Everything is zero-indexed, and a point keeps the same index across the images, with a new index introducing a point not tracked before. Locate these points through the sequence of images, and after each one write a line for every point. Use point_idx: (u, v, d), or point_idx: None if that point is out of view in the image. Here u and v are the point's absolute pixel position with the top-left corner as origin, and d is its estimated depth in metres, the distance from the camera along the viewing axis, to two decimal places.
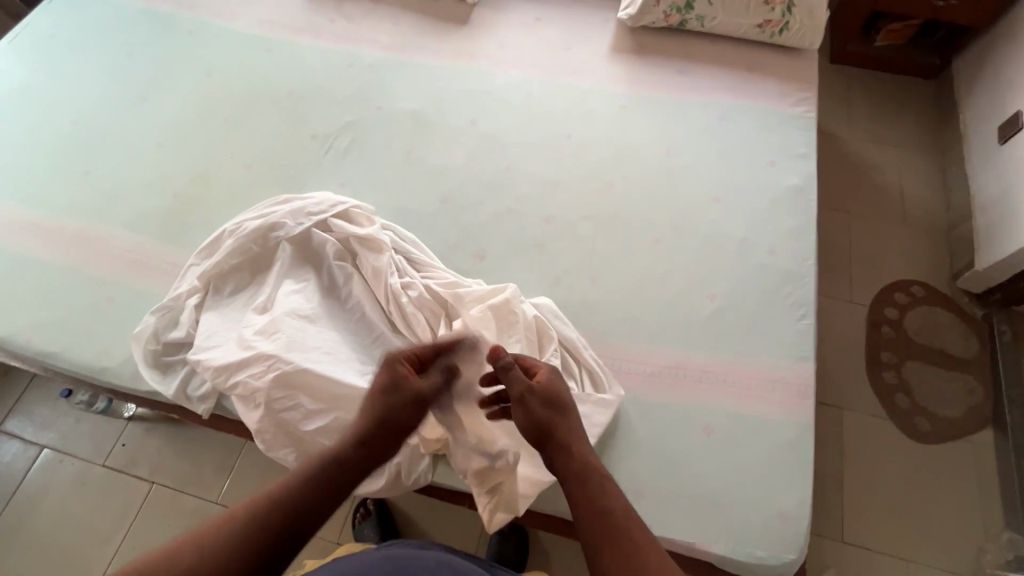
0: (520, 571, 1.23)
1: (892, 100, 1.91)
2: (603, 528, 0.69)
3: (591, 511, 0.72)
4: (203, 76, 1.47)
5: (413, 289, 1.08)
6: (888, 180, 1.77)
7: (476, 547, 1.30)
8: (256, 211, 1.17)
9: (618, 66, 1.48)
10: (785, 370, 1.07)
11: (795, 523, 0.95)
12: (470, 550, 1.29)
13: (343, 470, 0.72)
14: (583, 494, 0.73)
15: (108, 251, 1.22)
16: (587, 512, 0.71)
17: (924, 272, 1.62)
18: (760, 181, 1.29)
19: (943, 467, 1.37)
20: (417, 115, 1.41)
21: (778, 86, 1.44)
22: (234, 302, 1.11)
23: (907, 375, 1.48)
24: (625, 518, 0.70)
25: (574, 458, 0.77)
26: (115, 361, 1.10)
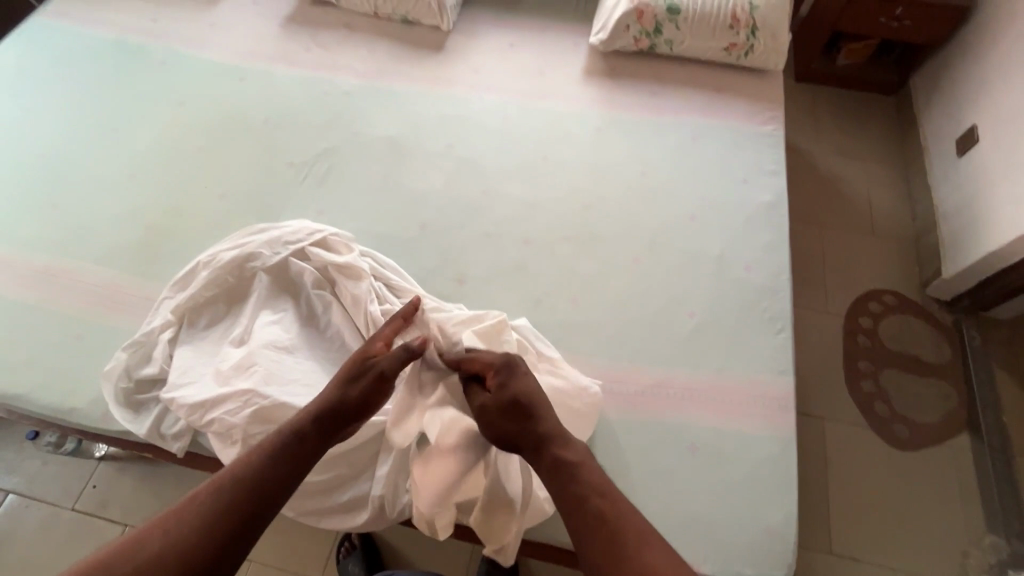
0: None
1: (856, 115, 1.98)
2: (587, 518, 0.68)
3: (573, 502, 0.70)
4: (177, 107, 1.46)
5: None
6: (856, 192, 1.83)
7: None
8: (231, 241, 1.16)
9: (591, 89, 1.52)
10: (766, 384, 1.09)
11: (783, 538, 0.95)
12: None
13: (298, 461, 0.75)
14: (560, 491, 0.72)
15: (77, 286, 1.19)
16: (573, 519, 0.69)
17: (895, 280, 1.66)
18: (733, 198, 1.33)
19: (924, 473, 1.39)
20: (394, 141, 1.41)
21: (746, 106, 1.48)
22: (209, 335, 1.08)
23: (884, 383, 1.50)
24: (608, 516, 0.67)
25: (549, 456, 0.76)
26: (85, 401, 1.07)
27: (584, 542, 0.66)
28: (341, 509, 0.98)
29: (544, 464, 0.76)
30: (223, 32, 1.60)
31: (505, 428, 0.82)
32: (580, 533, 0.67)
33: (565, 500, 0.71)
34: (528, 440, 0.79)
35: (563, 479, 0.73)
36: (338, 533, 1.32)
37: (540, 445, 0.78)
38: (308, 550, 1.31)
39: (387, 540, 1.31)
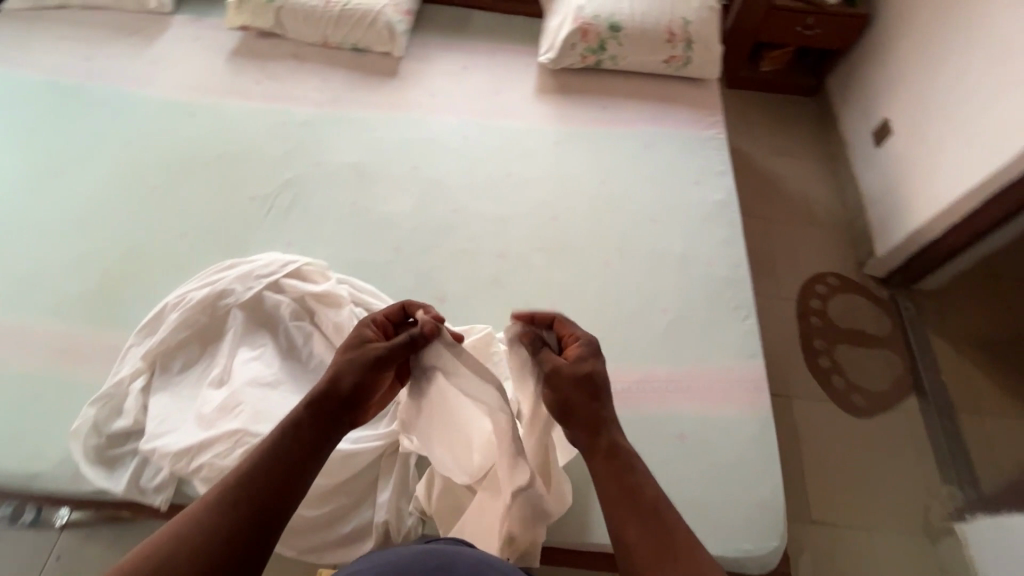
0: None
1: (783, 116, 2.15)
2: (638, 512, 0.71)
3: (625, 492, 0.73)
4: (123, 147, 1.40)
5: None
6: (792, 185, 1.98)
7: None
8: (199, 280, 1.12)
9: (545, 106, 1.58)
10: (740, 368, 1.16)
11: (773, 510, 1.01)
12: None
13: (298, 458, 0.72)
14: (612, 479, 0.74)
15: (30, 343, 1.11)
16: (621, 508, 0.72)
17: (836, 263, 1.81)
18: (688, 199, 1.41)
19: (883, 437, 1.51)
20: (358, 167, 1.42)
21: (689, 113, 1.59)
22: (185, 378, 1.04)
23: (838, 358, 1.62)
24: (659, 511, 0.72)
25: (605, 442, 0.77)
26: (51, 463, 1.00)
27: (629, 532, 0.70)
28: (344, 544, 0.95)
29: (598, 447, 0.77)
30: (166, 69, 1.56)
31: (571, 399, 0.80)
32: (625, 522, 0.71)
33: (614, 486, 0.74)
34: (588, 421, 0.79)
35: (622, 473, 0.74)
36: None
37: (596, 426, 0.78)
38: None
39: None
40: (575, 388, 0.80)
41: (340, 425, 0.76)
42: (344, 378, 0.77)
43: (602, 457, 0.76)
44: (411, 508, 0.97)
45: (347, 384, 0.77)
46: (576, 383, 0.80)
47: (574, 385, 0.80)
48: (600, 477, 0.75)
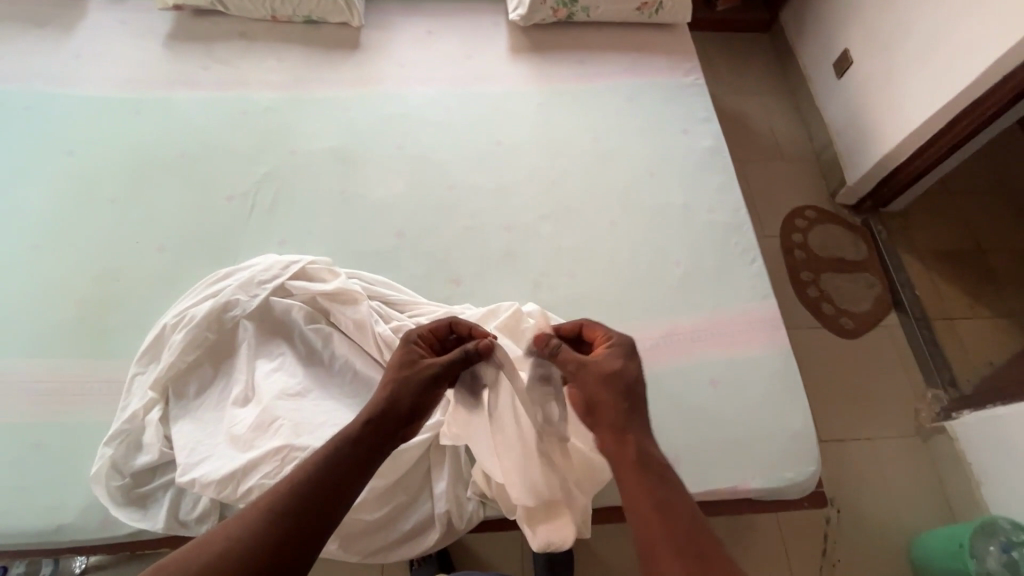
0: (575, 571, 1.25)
1: (743, 56, 2.17)
2: (670, 530, 0.66)
3: (658, 514, 0.67)
4: (67, 157, 1.24)
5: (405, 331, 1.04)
6: (760, 125, 2.02)
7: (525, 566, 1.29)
8: (197, 295, 1.04)
9: (523, 66, 1.52)
10: (756, 310, 1.20)
11: (806, 438, 1.08)
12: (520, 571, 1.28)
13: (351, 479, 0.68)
14: (642, 488, 0.70)
15: (12, 388, 1.00)
16: (656, 531, 0.66)
17: (810, 195, 1.88)
18: (680, 149, 1.41)
19: (871, 354, 1.62)
20: (339, 152, 1.32)
21: (667, 60, 1.57)
22: (205, 401, 0.97)
23: (824, 286, 1.71)
24: (698, 537, 0.65)
25: (634, 450, 0.73)
26: (71, 513, 0.92)
27: (661, 556, 0.64)
28: (406, 540, 0.94)
29: (626, 451, 0.73)
30: (95, 62, 1.38)
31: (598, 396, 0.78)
32: (655, 547, 0.65)
33: (646, 498, 0.69)
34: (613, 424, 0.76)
35: (657, 486, 0.69)
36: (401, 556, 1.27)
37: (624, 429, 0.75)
38: None
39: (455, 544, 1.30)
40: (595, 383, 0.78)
41: (392, 444, 0.73)
42: (401, 397, 0.75)
43: (631, 464, 0.72)
44: (469, 492, 0.96)
45: (404, 401, 0.74)
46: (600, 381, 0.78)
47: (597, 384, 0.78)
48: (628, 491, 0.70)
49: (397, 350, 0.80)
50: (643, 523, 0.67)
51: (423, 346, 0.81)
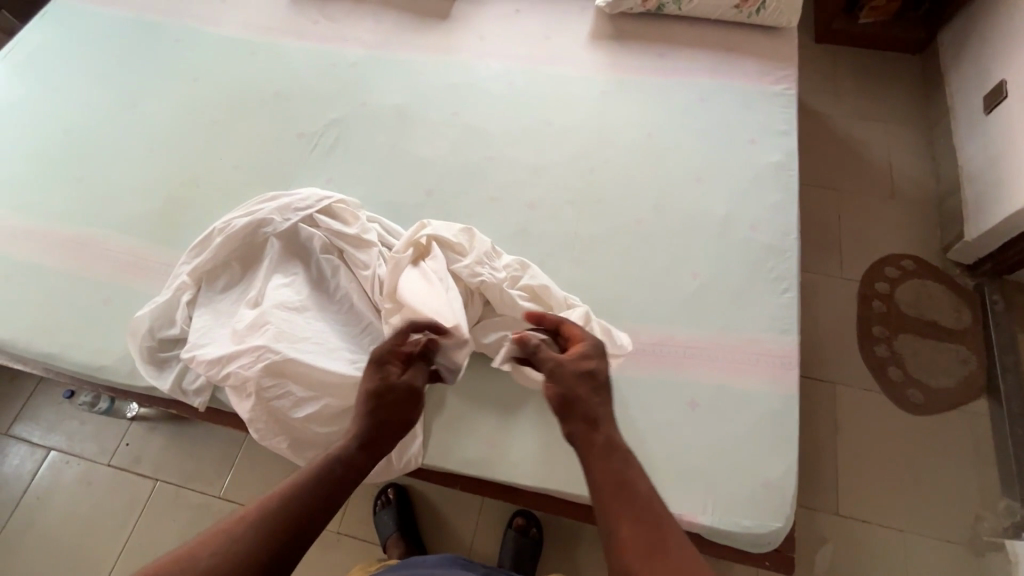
0: (534, 561, 1.25)
1: (878, 76, 1.90)
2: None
3: (648, 526, 0.66)
4: (191, 82, 1.50)
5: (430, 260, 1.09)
6: (875, 155, 1.77)
7: (491, 543, 1.31)
8: (243, 210, 1.20)
9: (598, 52, 1.49)
10: (769, 343, 1.08)
11: (781, 491, 0.96)
12: (486, 544, 1.31)
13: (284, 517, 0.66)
14: (642, 535, 0.65)
15: (105, 253, 1.26)
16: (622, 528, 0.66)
17: (914, 245, 1.62)
18: (740, 159, 1.30)
19: (935, 438, 1.37)
20: (401, 110, 1.43)
21: (758, 64, 1.45)
22: (226, 297, 1.13)
23: (899, 348, 1.48)
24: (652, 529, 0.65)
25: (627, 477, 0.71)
26: (113, 359, 1.14)
27: (620, 525, 0.66)
28: None
29: (595, 440, 0.74)
30: (234, 7, 1.63)
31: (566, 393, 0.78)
32: (623, 520, 0.66)
33: (642, 546, 0.64)
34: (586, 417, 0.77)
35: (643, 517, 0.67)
36: (372, 489, 1.37)
37: (596, 422, 0.76)
38: None
39: (425, 494, 1.37)
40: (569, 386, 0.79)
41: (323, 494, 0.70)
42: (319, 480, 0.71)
43: (621, 507, 0.68)
44: (415, 434, 1.02)
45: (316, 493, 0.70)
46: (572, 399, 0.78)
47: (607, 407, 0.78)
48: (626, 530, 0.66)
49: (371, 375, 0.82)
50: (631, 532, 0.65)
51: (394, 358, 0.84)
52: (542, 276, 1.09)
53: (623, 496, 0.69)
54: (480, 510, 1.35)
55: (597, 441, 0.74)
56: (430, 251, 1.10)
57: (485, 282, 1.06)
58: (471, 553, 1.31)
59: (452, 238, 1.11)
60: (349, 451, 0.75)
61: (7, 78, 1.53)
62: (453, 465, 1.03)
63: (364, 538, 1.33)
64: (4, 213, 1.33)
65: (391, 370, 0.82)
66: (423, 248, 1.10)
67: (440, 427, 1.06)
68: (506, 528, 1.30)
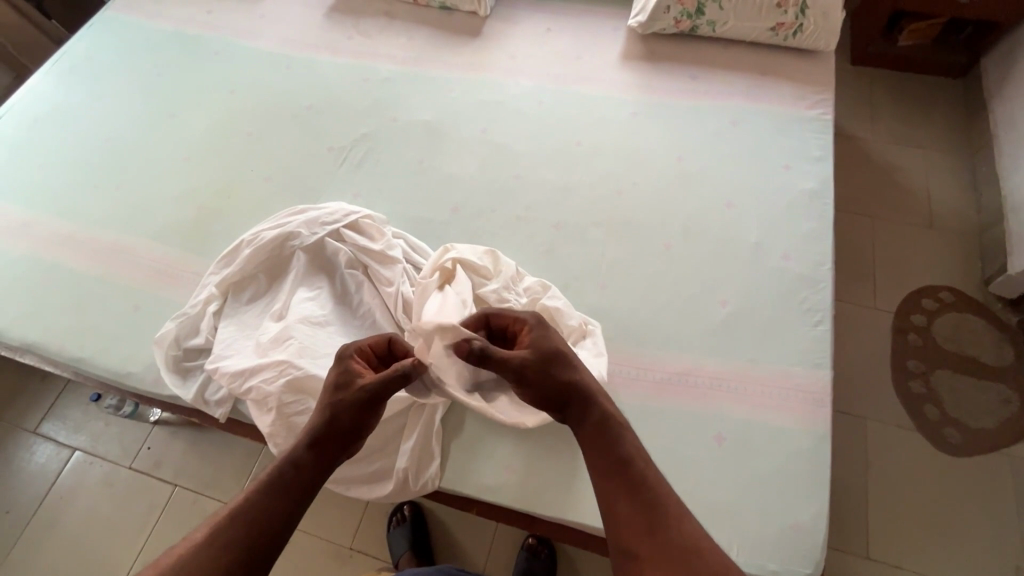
0: None
1: (917, 100, 1.85)
2: (659, 566, 0.66)
3: (641, 504, 0.70)
4: (228, 94, 1.54)
5: (457, 286, 1.07)
6: (912, 181, 1.72)
7: (504, 567, 1.29)
8: (273, 222, 1.21)
9: (630, 73, 1.48)
10: (800, 378, 1.05)
11: (811, 535, 0.92)
12: (498, 568, 1.28)
13: (242, 519, 0.66)
14: (636, 513, 0.70)
15: (137, 261, 1.29)
16: (619, 504, 0.71)
17: (951, 276, 1.56)
18: (773, 185, 1.27)
19: (972, 481, 1.31)
20: (430, 127, 1.43)
21: (793, 88, 1.42)
22: (251, 308, 1.14)
23: (935, 384, 1.41)
24: (647, 504, 0.70)
25: (621, 455, 0.74)
26: (139, 366, 1.16)
27: (616, 504, 0.71)
28: (365, 481, 1.03)
29: (589, 420, 0.78)
30: (273, 22, 1.66)
31: (550, 380, 0.80)
32: (617, 497, 0.72)
33: (637, 524, 0.69)
34: (580, 398, 0.80)
35: (637, 495, 0.71)
36: (387, 506, 1.36)
37: (589, 401, 0.80)
38: (341, 519, 1.36)
39: (438, 514, 1.35)
40: (549, 368, 0.81)
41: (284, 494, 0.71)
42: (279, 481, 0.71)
43: (617, 489, 0.72)
44: (433, 455, 1.02)
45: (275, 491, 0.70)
46: (557, 379, 0.80)
47: (597, 385, 0.82)
48: (619, 505, 0.71)
49: (333, 373, 0.81)
50: (625, 511, 0.70)
51: (360, 358, 0.84)
52: (565, 301, 1.08)
53: (619, 476, 0.73)
54: (496, 532, 1.32)
55: (592, 418, 0.78)
56: (456, 275, 1.10)
57: (512, 309, 1.06)
58: None
59: (478, 260, 1.11)
60: (305, 449, 0.76)
61: (54, 86, 1.58)
62: (470, 489, 1.01)
63: (376, 555, 1.32)
64: (43, 217, 1.37)
65: (354, 367, 0.82)
66: (449, 272, 1.10)
67: (458, 449, 1.04)
68: (519, 552, 1.27)
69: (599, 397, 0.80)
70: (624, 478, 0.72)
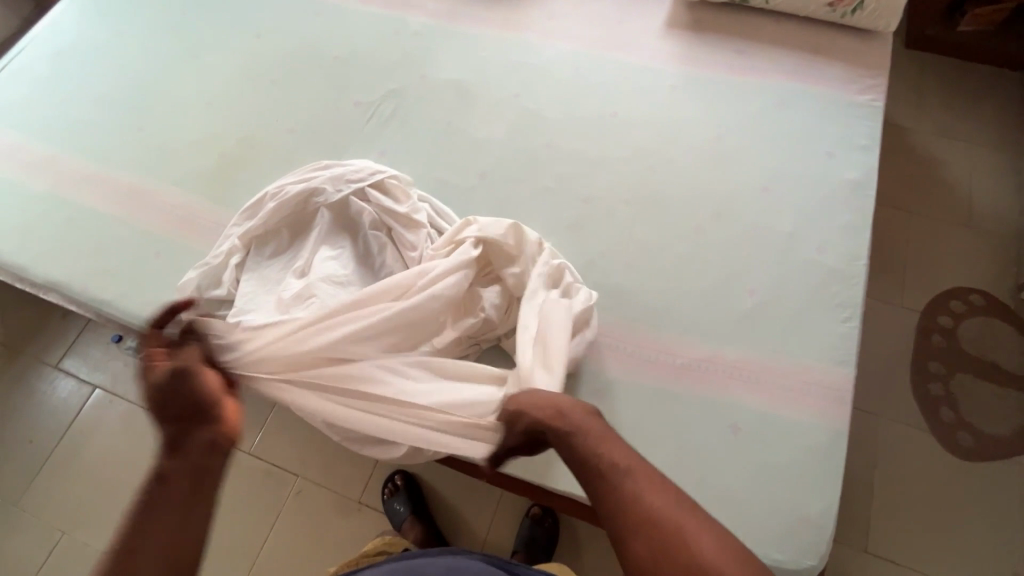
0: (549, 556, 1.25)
1: (970, 92, 1.76)
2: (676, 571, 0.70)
3: (634, 522, 0.75)
4: (252, 38, 1.49)
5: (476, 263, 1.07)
6: (954, 177, 1.65)
7: (506, 534, 1.31)
8: (298, 176, 1.19)
9: (672, 42, 1.41)
10: (822, 373, 1.03)
11: (818, 529, 0.92)
12: (500, 534, 1.31)
13: None
14: (646, 541, 0.73)
15: (160, 206, 1.28)
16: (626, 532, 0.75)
17: (984, 279, 1.52)
18: (814, 173, 1.23)
19: (979, 486, 1.31)
20: (459, 86, 1.38)
21: (844, 70, 1.34)
22: (274, 263, 1.13)
23: (955, 388, 1.40)
24: (644, 520, 0.74)
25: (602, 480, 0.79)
26: (160, 313, 1.17)
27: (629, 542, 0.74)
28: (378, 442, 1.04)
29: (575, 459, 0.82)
30: None
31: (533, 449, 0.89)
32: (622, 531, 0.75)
33: (649, 553, 0.72)
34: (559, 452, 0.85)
35: (626, 515, 0.76)
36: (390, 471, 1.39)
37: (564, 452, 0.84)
38: (351, 474, 1.39)
39: (434, 485, 1.37)
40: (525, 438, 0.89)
41: None
42: None
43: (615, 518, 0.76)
44: None
45: None
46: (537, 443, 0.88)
47: (560, 425, 0.84)
48: (628, 531, 0.75)
49: None
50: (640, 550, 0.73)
51: None
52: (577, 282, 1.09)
53: (603, 498, 0.78)
54: (497, 501, 1.35)
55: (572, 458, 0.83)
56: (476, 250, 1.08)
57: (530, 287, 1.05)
58: (485, 545, 1.31)
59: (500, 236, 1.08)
60: None
61: (75, 18, 1.54)
62: None
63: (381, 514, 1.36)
64: (66, 155, 1.35)
65: None
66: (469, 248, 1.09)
67: None
68: (523, 518, 1.30)
69: (568, 441, 0.83)
70: (616, 511, 0.76)
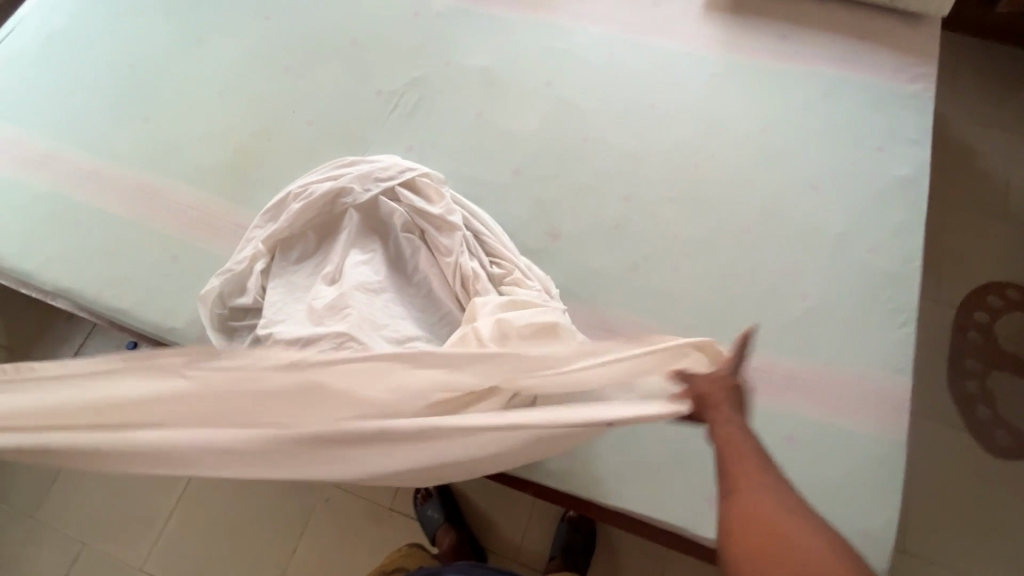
0: (586, 563, 1.23)
1: (1007, 77, 1.70)
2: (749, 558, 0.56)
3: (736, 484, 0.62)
4: (261, 20, 1.38)
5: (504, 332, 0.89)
6: (990, 167, 1.61)
7: (542, 540, 1.29)
8: (322, 174, 1.12)
9: (712, 26, 1.33)
10: (879, 382, 1.00)
11: (880, 544, 0.90)
12: (536, 539, 1.29)
13: None
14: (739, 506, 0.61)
15: (173, 206, 1.20)
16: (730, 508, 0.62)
17: (1021, 274, 1.49)
18: (865, 169, 1.17)
19: (1016, 485, 1.30)
20: (488, 74, 1.30)
21: (893, 57, 1.28)
22: (301, 269, 1.06)
23: (991, 386, 1.38)
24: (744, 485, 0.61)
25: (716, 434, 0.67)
26: (182, 321, 1.10)
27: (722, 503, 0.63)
28: None
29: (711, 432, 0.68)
30: None
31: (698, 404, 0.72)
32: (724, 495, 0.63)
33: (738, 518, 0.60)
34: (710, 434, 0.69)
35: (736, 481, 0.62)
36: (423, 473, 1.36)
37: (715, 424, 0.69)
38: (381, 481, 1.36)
39: (468, 489, 1.34)
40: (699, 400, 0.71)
41: None
42: None
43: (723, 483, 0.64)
44: None
45: None
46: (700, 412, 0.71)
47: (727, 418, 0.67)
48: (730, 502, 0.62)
49: None
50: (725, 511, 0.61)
51: None
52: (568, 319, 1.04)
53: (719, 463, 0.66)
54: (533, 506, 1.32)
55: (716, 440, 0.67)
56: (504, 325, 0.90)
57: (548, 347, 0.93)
58: (520, 551, 1.29)
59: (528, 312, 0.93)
60: None
61: None
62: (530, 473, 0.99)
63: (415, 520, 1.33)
64: (67, 150, 1.26)
65: None
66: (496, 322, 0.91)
67: None
68: (559, 525, 1.27)
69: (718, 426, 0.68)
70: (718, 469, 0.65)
